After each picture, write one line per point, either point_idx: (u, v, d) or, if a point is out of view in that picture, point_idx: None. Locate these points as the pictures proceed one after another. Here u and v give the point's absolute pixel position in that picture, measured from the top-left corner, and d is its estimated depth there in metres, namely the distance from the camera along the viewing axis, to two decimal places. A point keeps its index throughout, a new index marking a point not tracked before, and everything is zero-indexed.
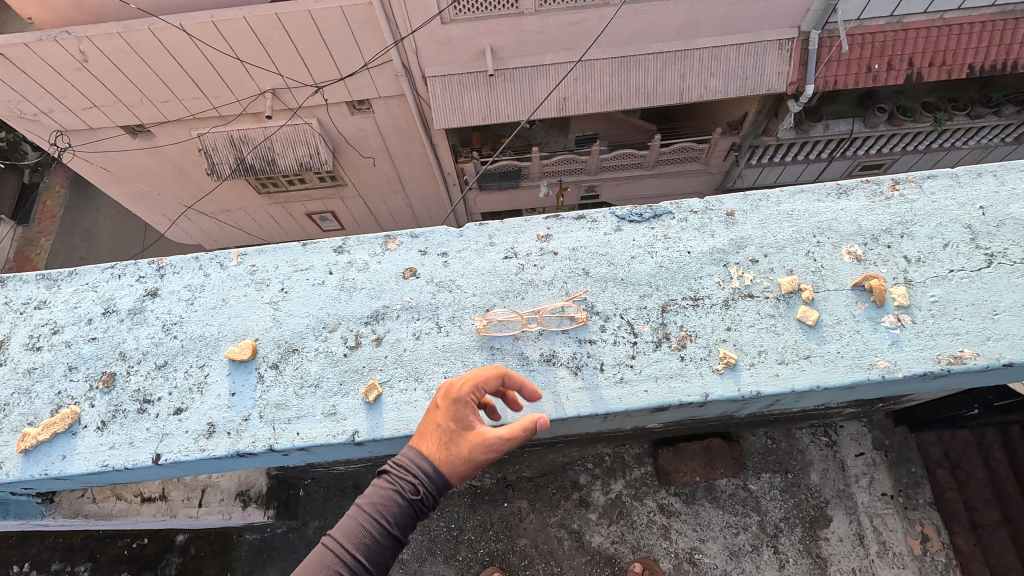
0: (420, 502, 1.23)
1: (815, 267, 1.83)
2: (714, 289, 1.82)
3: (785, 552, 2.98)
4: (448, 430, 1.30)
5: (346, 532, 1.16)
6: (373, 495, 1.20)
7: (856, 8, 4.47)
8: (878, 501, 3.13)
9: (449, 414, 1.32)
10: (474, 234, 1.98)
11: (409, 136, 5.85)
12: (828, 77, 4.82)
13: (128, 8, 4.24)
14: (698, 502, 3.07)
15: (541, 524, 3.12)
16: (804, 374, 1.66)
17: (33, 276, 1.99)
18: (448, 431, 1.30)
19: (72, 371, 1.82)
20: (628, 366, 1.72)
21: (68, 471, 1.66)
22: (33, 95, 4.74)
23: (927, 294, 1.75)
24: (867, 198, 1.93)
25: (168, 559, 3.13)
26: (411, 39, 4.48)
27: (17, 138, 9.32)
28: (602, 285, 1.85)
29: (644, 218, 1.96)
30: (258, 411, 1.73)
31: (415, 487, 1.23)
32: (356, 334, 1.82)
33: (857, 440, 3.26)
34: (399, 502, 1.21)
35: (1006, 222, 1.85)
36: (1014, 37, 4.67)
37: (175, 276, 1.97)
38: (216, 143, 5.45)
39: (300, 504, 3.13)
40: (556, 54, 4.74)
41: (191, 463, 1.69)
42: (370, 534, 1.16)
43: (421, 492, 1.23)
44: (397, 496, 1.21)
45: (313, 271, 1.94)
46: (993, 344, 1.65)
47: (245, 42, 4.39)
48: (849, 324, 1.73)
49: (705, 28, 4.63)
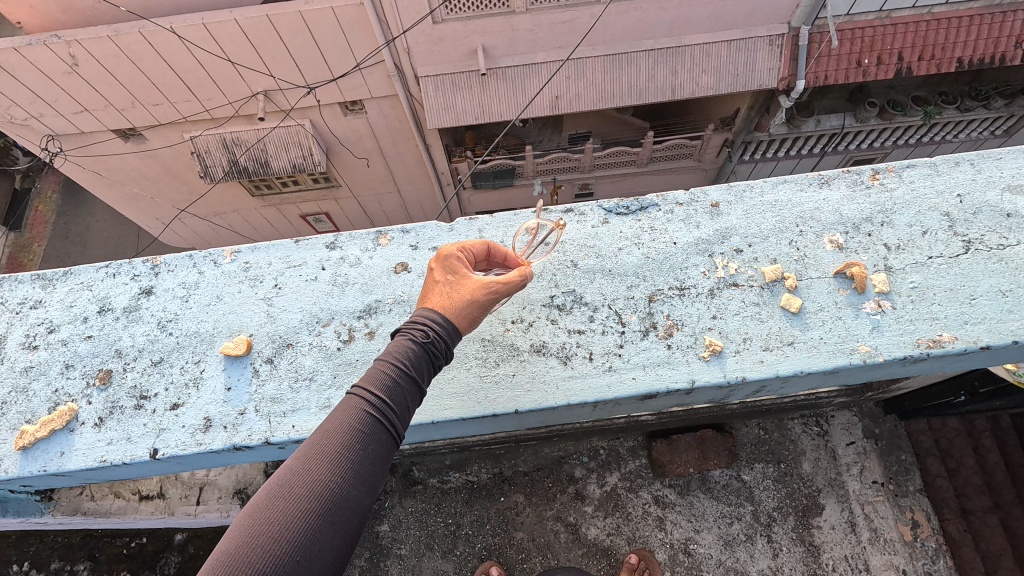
0: (434, 350, 1.36)
1: (797, 256, 1.87)
2: (700, 278, 1.86)
3: (778, 541, 3.02)
4: (452, 278, 1.50)
5: (376, 377, 1.25)
6: (401, 352, 1.31)
7: (845, 3, 4.53)
8: (868, 488, 3.17)
9: (447, 269, 1.52)
10: (465, 229, 2.01)
11: (403, 135, 5.87)
12: (819, 73, 4.87)
13: (118, 10, 4.24)
14: (692, 493, 3.12)
15: (538, 518, 3.15)
16: (788, 360, 1.70)
17: (29, 276, 2.01)
18: (452, 282, 1.50)
19: (69, 369, 1.85)
20: (616, 354, 1.75)
21: (66, 467, 1.68)
22: (23, 100, 4.73)
23: (907, 281, 1.80)
24: (848, 187, 1.98)
25: (167, 558, 3.15)
26: (402, 39, 4.51)
27: (9, 143, 9.29)
28: (590, 277, 1.89)
29: (631, 210, 2.00)
30: (254, 405, 1.75)
31: (436, 345, 1.36)
32: (349, 327, 1.85)
33: (848, 429, 3.31)
34: (424, 357, 1.34)
35: (982, 210, 1.90)
36: (1001, 30, 4.74)
37: (169, 274, 2.00)
38: (209, 145, 5.45)
39: None
40: (548, 52, 4.77)
41: (188, 457, 1.71)
42: (398, 377, 1.27)
43: (434, 341, 1.36)
44: (420, 354, 1.33)
45: (306, 267, 1.97)
46: (970, 328, 1.69)
47: (237, 44, 4.41)
48: (831, 310, 1.77)
49: (696, 25, 4.67)
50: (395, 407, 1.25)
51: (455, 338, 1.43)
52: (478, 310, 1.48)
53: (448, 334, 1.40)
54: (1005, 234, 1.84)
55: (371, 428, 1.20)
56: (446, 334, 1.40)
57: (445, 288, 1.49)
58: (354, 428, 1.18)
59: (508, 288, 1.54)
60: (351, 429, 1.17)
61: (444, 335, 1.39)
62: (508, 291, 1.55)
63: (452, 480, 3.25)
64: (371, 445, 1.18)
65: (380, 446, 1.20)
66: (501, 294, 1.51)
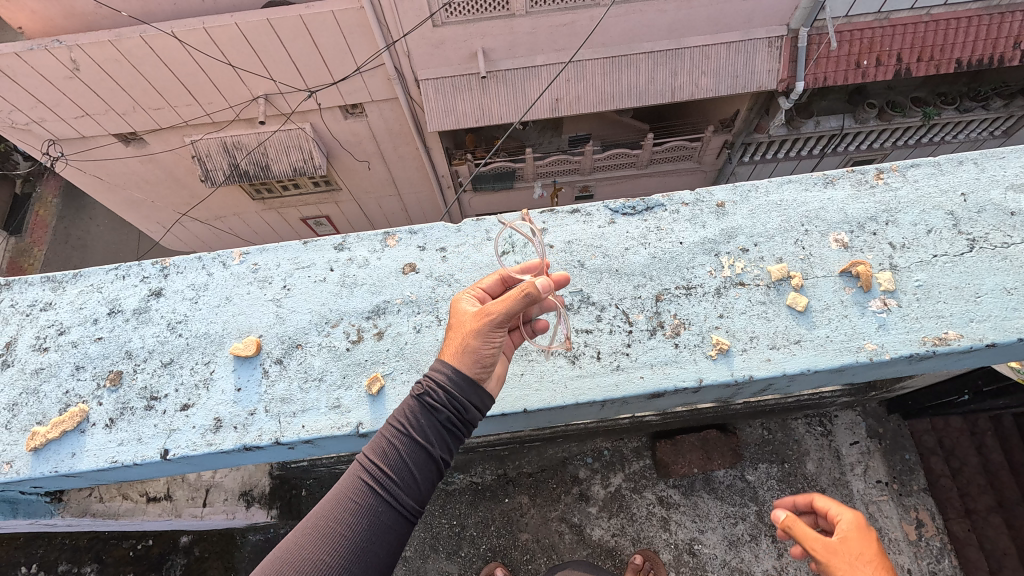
0: (439, 412, 1.40)
1: (803, 255, 1.88)
2: (707, 278, 1.87)
3: (783, 541, 3.04)
4: (455, 319, 1.58)
5: (379, 446, 1.35)
6: (399, 412, 1.39)
7: (843, 5, 4.54)
8: (873, 488, 3.20)
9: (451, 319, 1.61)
10: (472, 230, 2.03)
11: (403, 138, 5.89)
12: (818, 74, 4.90)
13: (120, 15, 4.29)
14: (697, 494, 3.14)
15: (542, 519, 3.17)
16: (795, 358, 1.71)
17: (39, 278, 2.03)
18: (454, 326, 1.57)
19: (79, 370, 1.86)
20: (624, 353, 1.76)
21: (78, 468, 1.69)
22: (25, 105, 4.75)
23: (912, 279, 1.81)
24: (852, 187, 1.99)
25: (172, 561, 3.22)
26: (402, 43, 4.53)
27: (9, 148, 9.29)
28: (597, 277, 1.90)
29: (637, 210, 2.01)
30: (264, 405, 1.76)
31: (434, 398, 1.41)
32: (358, 328, 1.86)
33: (852, 429, 3.37)
34: (422, 416, 1.39)
35: (986, 208, 1.91)
36: (999, 31, 4.76)
37: (179, 275, 2.01)
38: (210, 149, 5.47)
39: (302, 504, 3.08)
40: (548, 55, 4.79)
41: (199, 458, 1.72)
42: (397, 446, 1.35)
43: (438, 403, 1.41)
44: (416, 411, 1.39)
45: (315, 269, 1.99)
46: (976, 326, 1.70)
47: (237, 48, 4.43)
48: (837, 309, 1.78)
49: (695, 27, 4.69)
50: (395, 474, 1.31)
51: (464, 375, 1.44)
52: (479, 341, 1.49)
53: (450, 374, 1.43)
54: (1009, 233, 1.86)
55: (364, 494, 1.28)
56: (449, 374, 1.44)
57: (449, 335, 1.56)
58: (352, 500, 1.27)
59: (508, 307, 1.50)
60: (344, 497, 1.27)
61: (445, 378, 1.43)
62: (510, 311, 1.51)
63: (457, 482, 3.26)
64: (365, 512, 1.26)
65: (375, 513, 1.27)
66: (499, 317, 1.50)
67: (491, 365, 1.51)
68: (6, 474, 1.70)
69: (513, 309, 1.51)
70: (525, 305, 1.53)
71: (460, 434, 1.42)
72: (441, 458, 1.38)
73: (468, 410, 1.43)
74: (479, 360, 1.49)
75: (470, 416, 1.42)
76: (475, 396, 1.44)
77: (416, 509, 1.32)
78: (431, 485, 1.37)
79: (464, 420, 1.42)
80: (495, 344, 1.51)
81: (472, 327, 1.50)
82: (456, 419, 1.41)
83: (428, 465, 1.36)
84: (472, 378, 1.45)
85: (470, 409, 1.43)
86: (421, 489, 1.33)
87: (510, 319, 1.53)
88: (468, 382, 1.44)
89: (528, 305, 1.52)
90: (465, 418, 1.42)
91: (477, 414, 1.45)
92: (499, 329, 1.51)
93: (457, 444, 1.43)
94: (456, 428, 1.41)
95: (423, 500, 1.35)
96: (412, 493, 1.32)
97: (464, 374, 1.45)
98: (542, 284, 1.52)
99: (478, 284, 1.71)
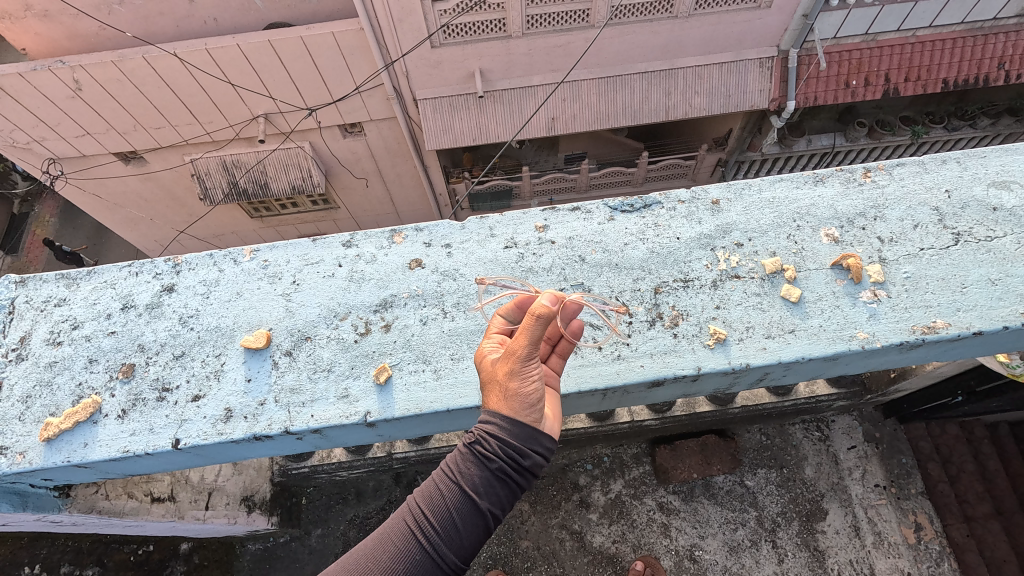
0: (489, 465, 1.35)
1: (796, 249, 1.95)
2: (703, 271, 1.94)
3: (784, 545, 3.20)
4: (487, 370, 1.53)
5: (429, 491, 1.34)
6: (451, 458, 1.38)
7: (831, 27, 4.71)
8: (870, 491, 3.33)
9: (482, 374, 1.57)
10: (475, 227, 2.10)
11: (402, 156, 5.99)
12: (809, 94, 5.04)
13: (125, 35, 4.43)
14: (696, 499, 3.30)
15: (544, 526, 3.34)
16: (790, 347, 1.77)
17: (53, 275, 2.07)
18: (486, 382, 1.52)
19: (92, 363, 1.90)
20: (625, 343, 1.81)
21: (90, 458, 1.73)
22: (26, 124, 4.82)
23: (900, 271, 1.88)
24: (841, 184, 2.08)
25: (173, 566, 3.31)
26: (401, 62, 4.62)
27: (8, 168, 9.44)
28: (597, 271, 1.96)
29: (635, 208, 2.08)
30: (274, 395, 1.80)
31: (486, 447, 1.38)
32: (365, 321, 1.92)
33: (848, 433, 3.46)
34: (475, 464, 1.36)
35: (969, 204, 1.99)
36: (982, 52, 4.93)
37: (190, 272, 2.07)
38: (209, 167, 5.55)
39: (303, 512, 3.36)
40: (545, 75, 4.91)
41: (209, 448, 1.75)
42: (444, 492, 1.33)
43: (489, 454, 1.37)
44: (468, 459, 1.36)
45: (323, 264, 2.05)
46: (963, 315, 1.76)
47: (238, 68, 4.53)
48: (829, 300, 1.84)
49: (687, 49, 4.84)
50: (437, 523, 1.30)
51: (518, 423, 1.40)
52: (517, 383, 1.43)
53: (502, 424, 1.40)
54: (992, 227, 1.94)
55: (405, 542, 1.28)
56: (502, 425, 1.40)
57: (484, 390, 1.51)
58: (393, 543, 1.28)
59: (528, 338, 1.44)
60: (385, 538, 1.29)
61: (497, 429, 1.40)
62: (530, 342, 1.44)
63: None
64: (404, 562, 1.26)
65: (414, 563, 1.26)
66: (525, 351, 1.43)
67: (541, 402, 1.46)
68: (19, 464, 1.73)
69: (533, 337, 1.44)
70: (547, 327, 1.45)
71: (515, 485, 1.37)
72: (492, 512, 1.33)
73: (526, 457, 1.39)
74: (527, 403, 1.44)
75: (528, 462, 1.38)
76: (533, 442, 1.41)
77: (458, 565, 1.29)
78: (477, 541, 1.32)
79: (521, 468, 1.38)
80: (535, 377, 1.46)
81: (502, 373, 1.45)
82: (511, 468, 1.37)
83: (476, 518, 1.32)
84: (527, 424, 1.41)
85: (529, 456, 1.39)
86: (465, 544, 1.30)
87: (539, 347, 1.47)
88: (525, 429, 1.41)
89: (548, 325, 1.43)
90: (521, 465, 1.38)
91: (534, 462, 1.39)
92: (532, 362, 1.46)
93: (511, 497, 1.37)
94: (510, 478, 1.36)
95: (469, 556, 1.31)
96: (456, 548, 1.29)
97: (517, 421, 1.41)
98: (548, 299, 1.44)
99: (489, 332, 1.68)
